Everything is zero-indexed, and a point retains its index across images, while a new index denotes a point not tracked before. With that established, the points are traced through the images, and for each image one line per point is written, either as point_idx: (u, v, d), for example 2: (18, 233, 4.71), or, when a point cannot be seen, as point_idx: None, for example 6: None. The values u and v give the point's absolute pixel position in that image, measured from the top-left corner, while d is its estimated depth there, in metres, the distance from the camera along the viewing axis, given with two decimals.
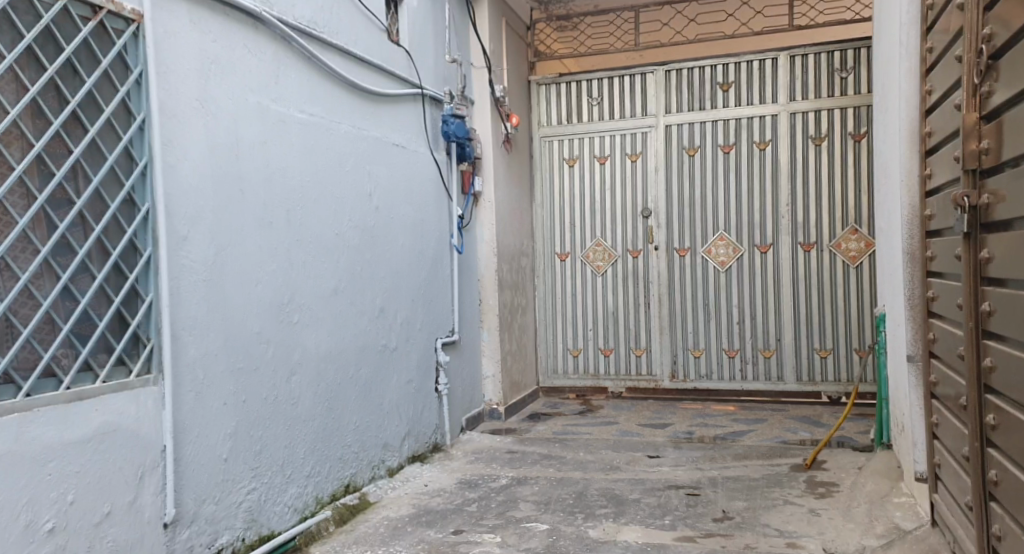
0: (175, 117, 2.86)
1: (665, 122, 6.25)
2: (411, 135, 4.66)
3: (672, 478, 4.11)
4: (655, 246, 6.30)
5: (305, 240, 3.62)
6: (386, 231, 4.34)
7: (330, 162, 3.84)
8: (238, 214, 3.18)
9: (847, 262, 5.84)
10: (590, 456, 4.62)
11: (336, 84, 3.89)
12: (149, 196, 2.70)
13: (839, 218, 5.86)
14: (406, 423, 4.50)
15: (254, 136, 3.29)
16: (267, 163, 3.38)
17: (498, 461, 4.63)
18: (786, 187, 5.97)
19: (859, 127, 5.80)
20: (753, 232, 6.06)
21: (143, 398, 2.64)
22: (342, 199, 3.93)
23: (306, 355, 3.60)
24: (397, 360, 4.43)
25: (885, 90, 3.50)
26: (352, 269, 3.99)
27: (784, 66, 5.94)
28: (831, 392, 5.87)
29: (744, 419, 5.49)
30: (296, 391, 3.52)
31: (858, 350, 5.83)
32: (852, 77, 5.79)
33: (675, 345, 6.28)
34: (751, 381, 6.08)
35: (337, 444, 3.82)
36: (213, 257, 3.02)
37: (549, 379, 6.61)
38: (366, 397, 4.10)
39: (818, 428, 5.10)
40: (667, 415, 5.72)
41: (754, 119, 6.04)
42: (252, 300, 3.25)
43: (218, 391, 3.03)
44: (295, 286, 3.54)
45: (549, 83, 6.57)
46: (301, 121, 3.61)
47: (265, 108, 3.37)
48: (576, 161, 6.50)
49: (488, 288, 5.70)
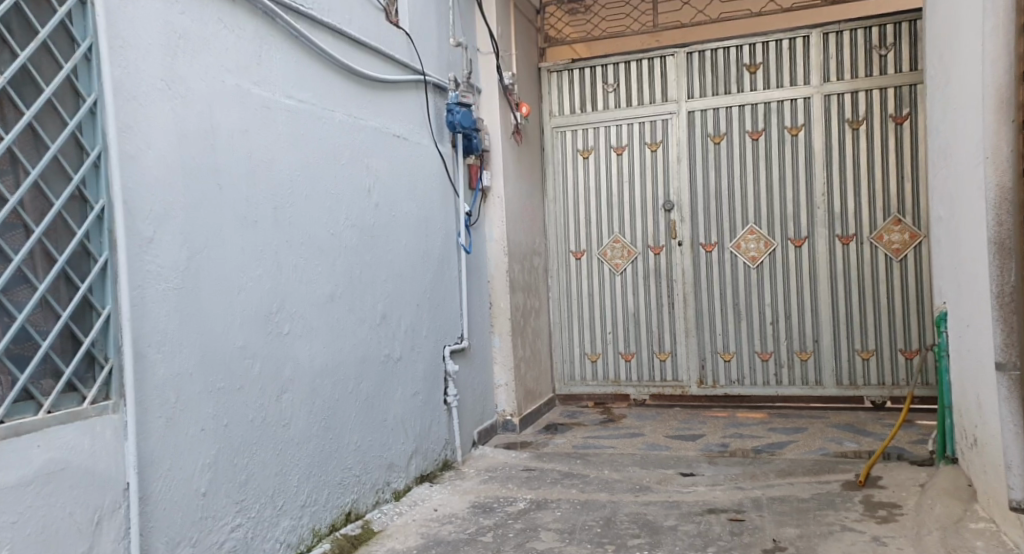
0: (137, 100, 2.45)
1: (687, 108, 5.82)
2: (414, 126, 4.25)
3: (711, 501, 3.69)
4: (680, 241, 5.87)
5: (296, 241, 3.22)
6: (387, 230, 3.92)
7: (323, 153, 3.42)
8: (217, 212, 2.78)
9: (890, 255, 5.40)
10: (617, 475, 4.19)
11: (330, 68, 3.49)
12: (104, 192, 2.29)
13: (880, 208, 5.42)
14: (413, 440, 4.09)
15: (233, 123, 2.88)
16: (251, 154, 2.98)
17: (514, 480, 4.21)
18: (821, 175, 5.54)
19: (900, 109, 5.36)
20: (786, 225, 5.63)
21: (99, 429, 2.22)
22: (338, 195, 3.52)
23: (299, 370, 3.19)
24: (402, 371, 4.02)
25: (959, 62, 3.18)
26: (350, 272, 3.58)
27: (816, 44, 5.52)
28: (874, 397, 5.45)
29: (782, 428, 5.06)
30: (288, 410, 3.11)
31: (905, 350, 5.39)
32: (892, 54, 5.36)
33: (703, 348, 5.85)
34: (786, 386, 5.66)
35: (336, 466, 3.41)
36: (185, 262, 2.61)
37: (567, 386, 6.19)
38: (368, 413, 3.69)
39: (865, 438, 4.67)
40: (696, 425, 5.30)
41: (786, 102, 5.61)
42: (233, 309, 2.84)
43: (194, 416, 2.62)
44: (286, 293, 3.14)
45: (560, 70, 6.14)
46: (288, 108, 3.20)
47: (246, 92, 2.96)
48: (591, 153, 6.08)
49: (499, 290, 5.27)
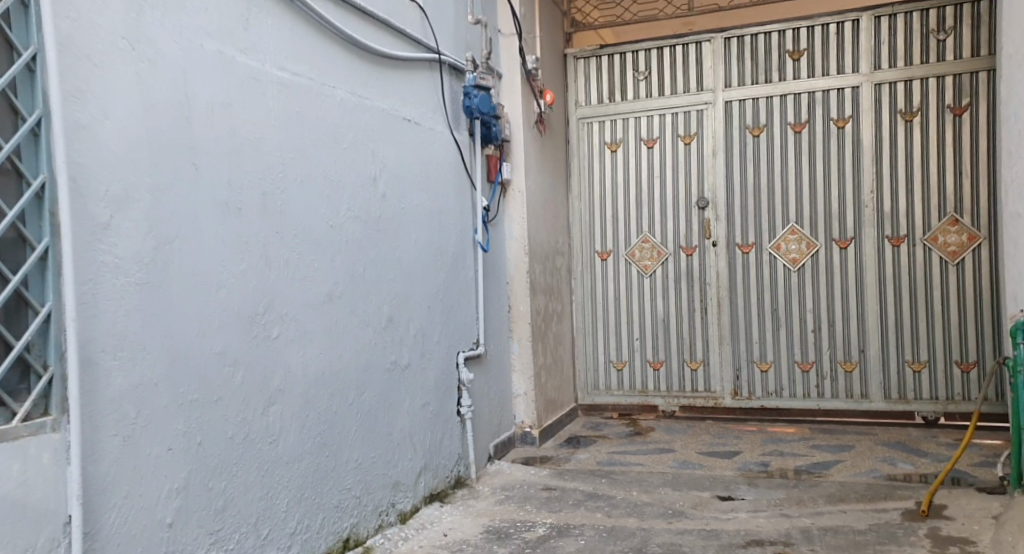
0: (92, 60, 2.10)
1: (724, 99, 5.41)
2: (426, 109, 3.87)
3: (754, 530, 3.27)
4: (714, 242, 5.46)
5: (289, 232, 2.85)
6: (395, 224, 3.54)
7: (322, 134, 3.06)
8: (192, 195, 2.42)
9: (946, 258, 4.95)
10: (646, 497, 3.78)
11: (331, 40, 3.12)
12: (44, 166, 1.96)
13: (935, 206, 4.97)
14: (422, 456, 3.70)
15: (213, 94, 2.52)
16: (235, 130, 2.61)
17: (533, 501, 3.81)
18: (870, 171, 5.10)
19: (959, 99, 4.91)
20: (831, 224, 5.20)
21: (33, 452, 1.88)
22: (339, 181, 3.15)
23: (290, 379, 2.82)
24: (411, 380, 3.64)
25: None
26: (352, 268, 3.21)
27: (866, 29, 5.08)
28: (926, 412, 4.99)
29: (826, 446, 4.63)
30: (276, 425, 2.74)
31: (961, 362, 4.93)
32: (951, 39, 4.91)
33: (737, 357, 5.44)
34: (829, 399, 5.22)
35: (333, 488, 3.03)
36: (151, 254, 2.26)
37: (590, 396, 5.78)
38: (371, 427, 3.31)
39: (921, 459, 4.22)
40: (732, 440, 4.88)
41: (831, 92, 5.18)
42: (211, 308, 2.48)
43: (159, 433, 2.27)
44: (276, 290, 2.77)
45: (588, 57, 5.74)
46: (281, 81, 2.84)
47: (230, 59, 2.60)
48: (619, 146, 5.68)
49: (519, 292, 4.88)
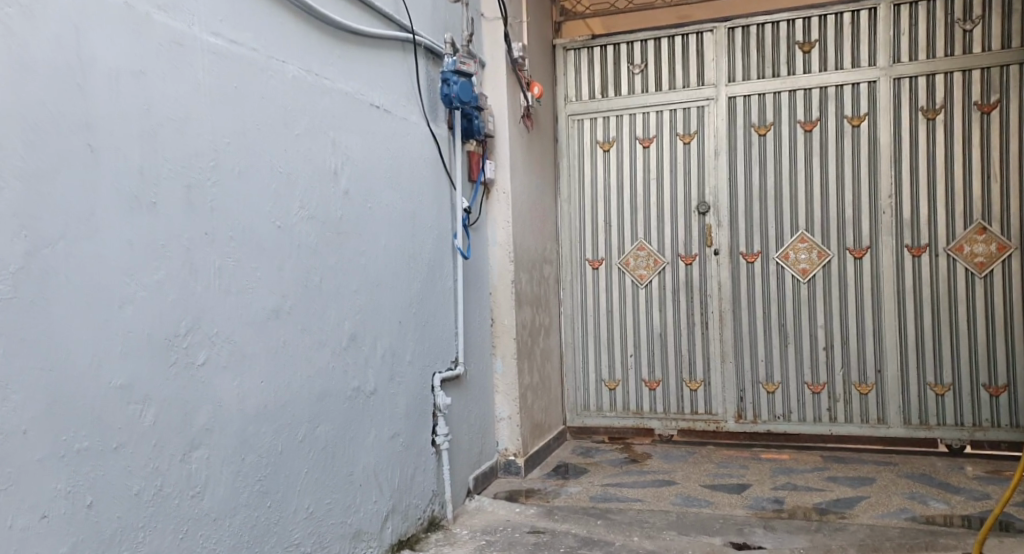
0: None
1: (727, 94, 4.93)
2: (398, 96, 3.35)
3: None
4: (715, 251, 4.97)
5: (222, 234, 2.31)
6: (359, 226, 3.01)
7: (267, 117, 2.53)
8: (88, 187, 1.90)
9: (972, 270, 4.50)
10: (649, 544, 3.28)
11: (279, 7, 2.59)
12: None
13: (961, 213, 4.52)
14: (388, 496, 3.17)
15: (121, 59, 1.99)
16: (151, 106, 2.08)
17: (519, 547, 3.30)
18: (889, 173, 4.63)
19: (988, 95, 4.46)
20: (844, 231, 4.73)
21: None
22: (288, 173, 2.61)
23: (221, 416, 2.28)
24: (376, 409, 3.10)
25: None
26: (304, 279, 2.67)
27: (884, 17, 4.62)
28: (950, 440, 4.55)
29: (845, 479, 4.14)
30: (201, 473, 2.20)
31: (989, 386, 4.49)
32: (979, 29, 4.47)
33: (741, 377, 4.95)
34: (843, 424, 4.74)
35: (277, 544, 2.50)
36: (22, 263, 1.74)
37: (579, 417, 5.26)
38: (327, 467, 2.77)
39: (955, 496, 3.76)
40: (738, 471, 4.39)
41: (846, 87, 4.71)
42: (114, 329, 1.94)
43: (31, 495, 1.74)
44: (204, 306, 2.23)
45: (578, 48, 5.26)
46: (214, 49, 2.30)
47: (145, 17, 2.07)
48: (611, 144, 5.18)
49: (503, 305, 4.36)
